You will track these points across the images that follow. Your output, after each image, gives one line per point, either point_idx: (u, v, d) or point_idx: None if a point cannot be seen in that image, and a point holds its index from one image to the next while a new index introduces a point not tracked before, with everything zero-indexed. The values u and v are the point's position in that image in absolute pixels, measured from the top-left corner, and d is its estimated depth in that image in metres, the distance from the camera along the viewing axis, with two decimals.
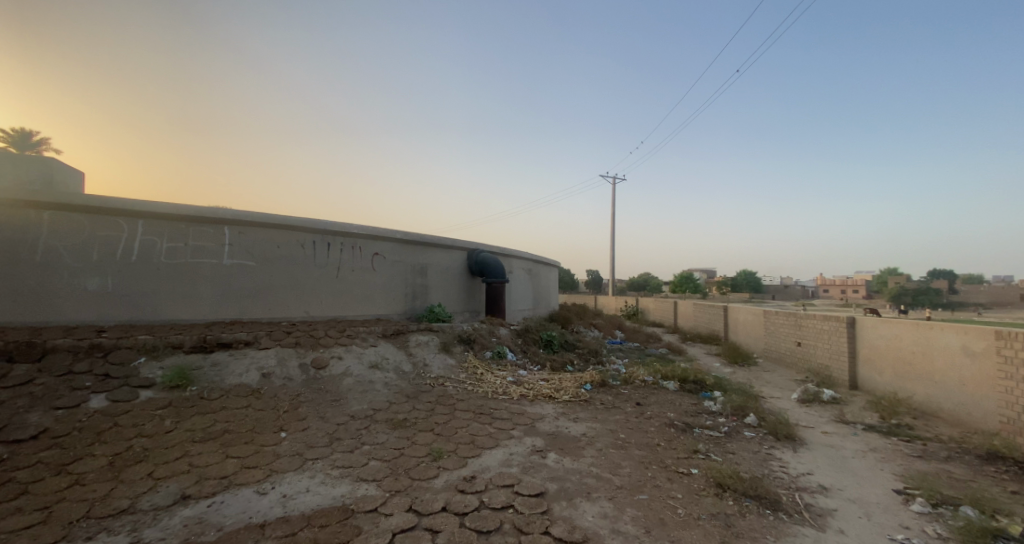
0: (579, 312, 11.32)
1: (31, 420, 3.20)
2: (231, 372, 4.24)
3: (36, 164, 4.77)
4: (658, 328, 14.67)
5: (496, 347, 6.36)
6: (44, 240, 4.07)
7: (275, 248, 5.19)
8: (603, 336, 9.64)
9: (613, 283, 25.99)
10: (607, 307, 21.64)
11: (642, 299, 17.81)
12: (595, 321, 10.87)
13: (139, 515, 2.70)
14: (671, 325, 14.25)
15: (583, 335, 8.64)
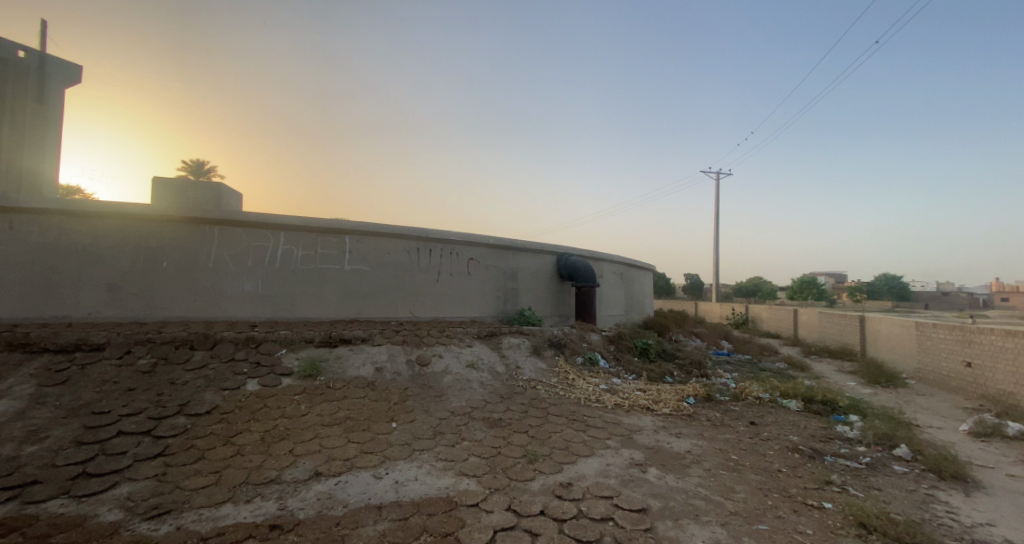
0: (678, 319, 10.63)
1: (207, 397, 3.92)
2: (351, 365, 4.76)
3: (210, 189, 5.64)
4: (774, 339, 13.15)
5: (588, 352, 6.26)
6: (215, 250, 4.98)
7: (386, 255, 5.71)
8: (706, 347, 8.88)
9: (715, 288, 23.88)
10: (710, 315, 20.03)
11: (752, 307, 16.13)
12: (697, 330, 10.07)
13: (283, 486, 3.15)
14: (790, 336, 12.65)
15: (683, 344, 8.07)
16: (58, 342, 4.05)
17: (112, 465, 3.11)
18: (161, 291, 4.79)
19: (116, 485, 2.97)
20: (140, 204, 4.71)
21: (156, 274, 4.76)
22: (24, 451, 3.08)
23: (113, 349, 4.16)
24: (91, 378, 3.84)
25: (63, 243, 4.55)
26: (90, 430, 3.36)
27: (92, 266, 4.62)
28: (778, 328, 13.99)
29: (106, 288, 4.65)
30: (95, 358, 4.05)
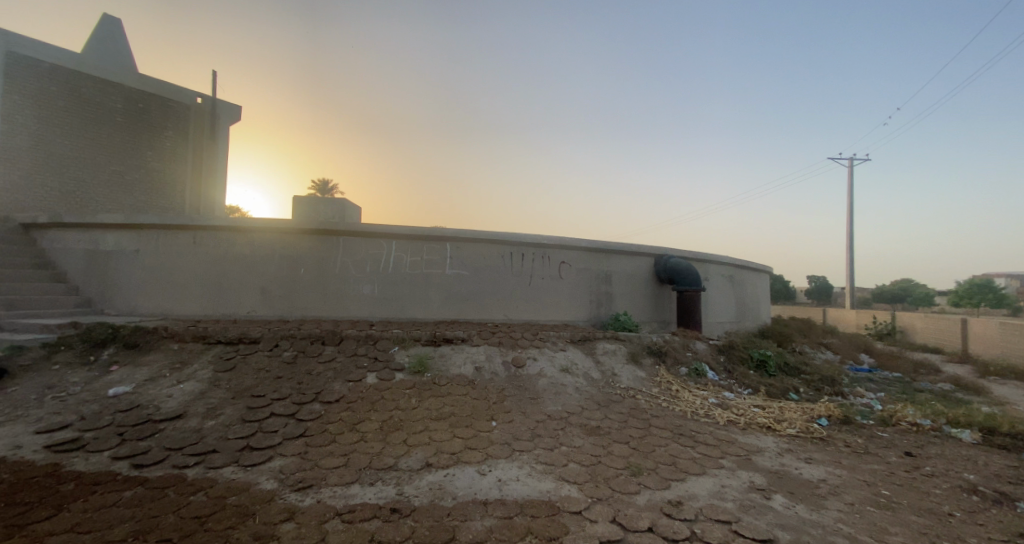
0: (801, 328, 9.39)
1: (336, 387, 4.45)
2: (453, 364, 5.03)
3: (336, 204, 6.39)
4: (934, 354, 10.87)
5: (693, 362, 5.83)
6: (340, 258, 5.65)
7: (482, 259, 5.94)
8: (840, 361, 7.68)
9: (847, 293, 20.52)
10: (841, 323, 17.31)
11: (900, 316, 13.56)
12: (827, 342, 8.77)
13: (400, 473, 3.44)
14: (957, 352, 10.35)
15: (809, 357, 7.09)
16: (227, 335, 4.92)
17: (267, 441, 3.68)
18: (299, 293, 5.57)
19: (271, 458, 3.51)
20: (283, 219, 5.53)
21: (295, 279, 5.56)
22: (207, 424, 3.80)
23: (265, 342, 4.94)
24: (250, 366, 4.60)
25: (229, 254, 5.55)
26: (251, 410, 4.02)
27: (249, 272, 5.55)
28: (941, 342, 11.51)
29: (260, 291, 5.54)
30: (252, 349, 4.85)
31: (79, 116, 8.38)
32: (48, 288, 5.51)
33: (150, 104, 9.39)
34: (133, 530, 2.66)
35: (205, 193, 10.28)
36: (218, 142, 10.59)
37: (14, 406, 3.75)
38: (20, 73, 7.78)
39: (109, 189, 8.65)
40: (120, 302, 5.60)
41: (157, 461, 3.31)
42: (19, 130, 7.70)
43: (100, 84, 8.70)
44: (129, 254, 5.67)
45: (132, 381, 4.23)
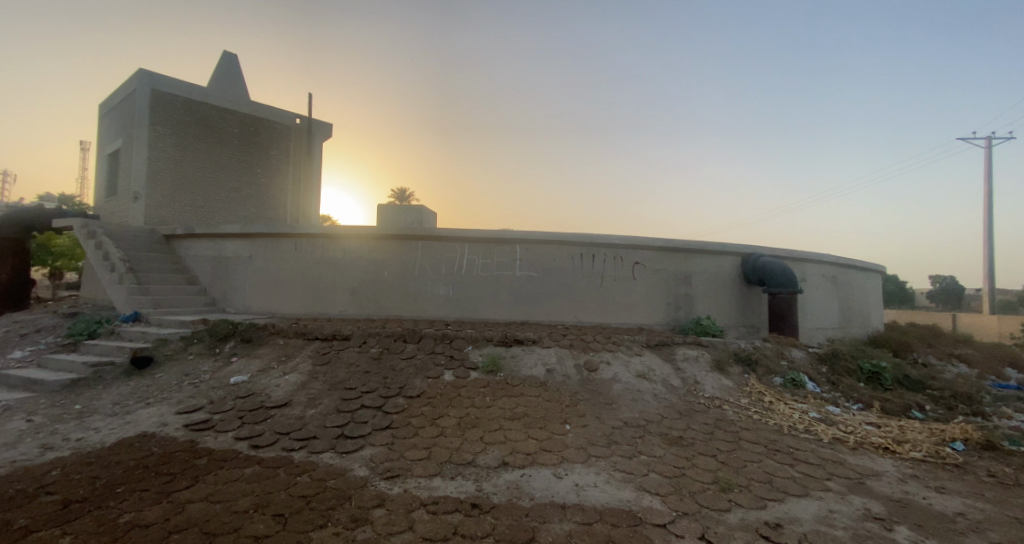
0: (923, 337, 8.12)
1: (416, 383, 4.70)
2: (525, 365, 5.07)
3: (414, 210, 6.75)
4: None
5: (789, 373, 5.32)
6: (418, 261, 5.96)
7: (553, 261, 5.93)
8: (978, 375, 6.53)
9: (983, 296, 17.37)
10: (976, 331, 14.67)
11: None
12: (959, 353, 7.49)
13: (479, 470, 3.53)
14: None
15: (936, 370, 6.11)
16: (322, 332, 5.41)
17: (358, 431, 3.98)
18: (383, 294, 5.97)
19: (363, 447, 3.79)
20: (368, 226, 5.98)
21: (378, 281, 5.98)
22: (308, 412, 4.20)
23: (355, 339, 5.36)
24: (343, 361, 5.02)
25: (323, 258, 6.11)
26: (344, 401, 4.37)
27: (339, 275, 6.06)
28: None
29: (349, 292, 6.03)
30: (344, 345, 5.29)
31: (205, 142, 9.41)
32: (184, 290, 6.47)
33: (259, 127, 10.29)
34: (253, 503, 3.01)
35: (302, 205, 11.09)
36: (313, 157, 11.31)
37: (162, 389, 4.45)
38: (162, 106, 8.83)
39: (228, 205, 9.72)
40: (238, 301, 6.42)
41: (269, 444, 3.73)
42: (160, 155, 8.76)
43: (221, 111, 9.69)
44: (244, 260, 6.48)
45: (248, 370, 4.81)
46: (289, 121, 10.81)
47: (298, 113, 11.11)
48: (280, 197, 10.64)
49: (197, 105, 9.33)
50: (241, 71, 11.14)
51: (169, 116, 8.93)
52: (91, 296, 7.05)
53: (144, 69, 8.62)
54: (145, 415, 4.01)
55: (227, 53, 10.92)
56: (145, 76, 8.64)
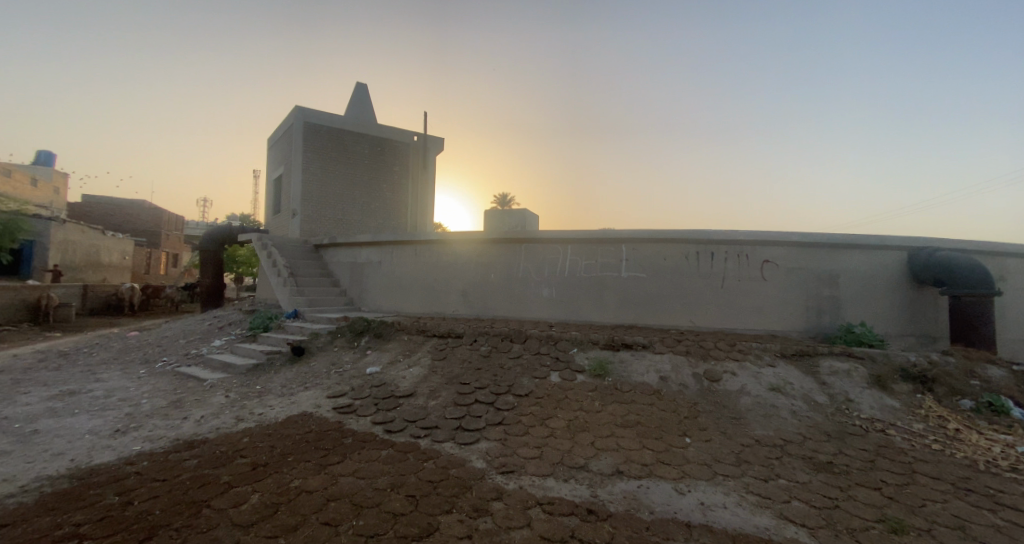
0: None
1: (525, 382, 4.79)
2: (636, 370, 4.85)
3: (520, 214, 6.94)
4: None
5: (985, 396, 4.26)
6: (523, 264, 6.11)
7: (663, 261, 5.59)
8: None
9: None
10: None
11: None
12: None
13: (593, 475, 3.46)
14: None
15: None
16: (439, 330, 5.87)
17: (474, 424, 4.20)
18: (492, 295, 6.26)
19: (479, 440, 3.98)
20: (477, 231, 6.33)
21: (487, 283, 6.28)
22: (430, 403, 4.57)
23: (467, 337, 5.70)
24: (457, 358, 5.36)
25: (438, 262, 6.64)
26: (460, 395, 4.66)
27: (452, 278, 6.52)
28: None
29: (461, 293, 6.46)
30: (458, 343, 5.65)
31: (342, 163, 10.88)
32: (329, 291, 7.56)
33: (384, 146, 11.55)
34: (390, 482, 3.36)
35: (417, 214, 12.15)
36: (427, 169, 12.36)
37: (315, 375, 5.24)
38: (311, 135, 10.45)
39: (361, 216, 11.07)
40: (369, 301, 7.32)
41: (399, 430, 4.14)
42: (309, 176, 10.36)
43: (354, 136, 11.11)
44: (374, 264, 7.36)
45: (380, 362, 5.42)
46: (407, 138, 12.00)
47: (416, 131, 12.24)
48: (401, 207, 11.76)
49: (337, 132, 10.83)
50: (369, 99, 12.64)
51: (317, 143, 10.54)
52: (263, 296, 8.64)
53: (299, 106, 10.30)
54: (304, 397, 4.76)
55: (358, 85, 12.52)
56: (300, 112, 10.32)
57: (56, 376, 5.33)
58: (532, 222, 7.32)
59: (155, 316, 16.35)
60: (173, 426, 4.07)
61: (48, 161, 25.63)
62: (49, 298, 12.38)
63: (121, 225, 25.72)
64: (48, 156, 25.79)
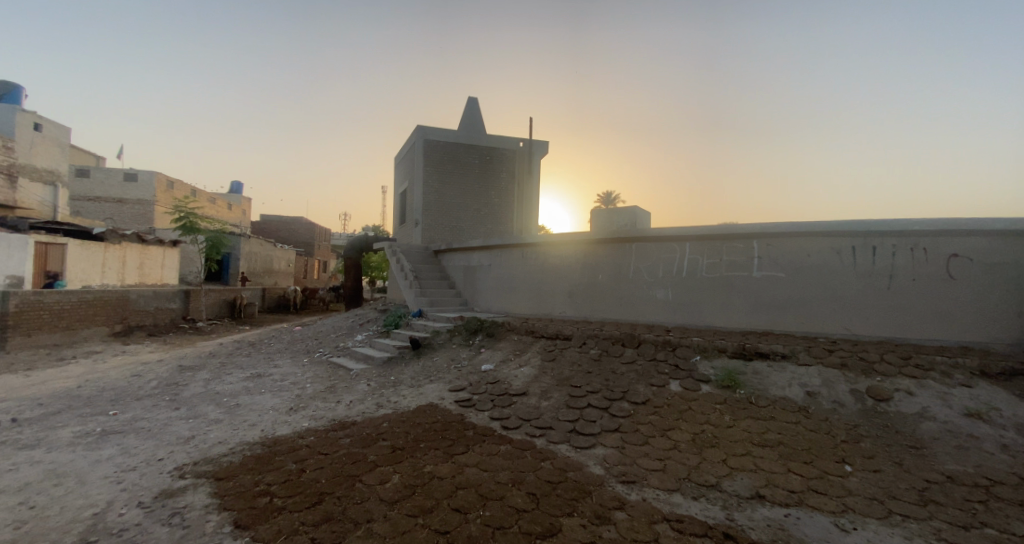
0: None
1: (641, 389, 4.57)
2: (774, 383, 4.29)
3: (631, 212, 6.65)
4: None
5: None
6: (635, 264, 5.85)
7: (806, 258, 4.86)
8: None
9: None
10: None
11: None
12: None
13: (727, 497, 3.13)
14: None
15: None
16: (548, 331, 5.94)
17: (589, 428, 4.12)
18: (601, 297, 6.13)
19: (595, 445, 3.89)
20: (584, 232, 6.27)
21: (596, 284, 6.17)
22: (544, 404, 4.61)
23: (576, 340, 5.66)
24: (567, 359, 5.35)
25: (546, 264, 6.73)
26: (572, 398, 4.62)
27: (560, 280, 6.55)
28: None
29: (567, 295, 6.46)
30: (567, 344, 5.64)
31: (455, 173, 11.69)
32: (446, 292, 8.19)
33: (492, 155, 12.09)
34: (511, 478, 3.47)
35: (523, 218, 12.44)
36: (533, 174, 12.55)
37: (438, 369, 5.69)
38: (429, 151, 11.46)
39: (471, 223, 11.75)
40: (482, 302, 7.74)
41: (515, 427, 4.26)
42: (427, 188, 11.37)
43: (466, 147, 11.85)
44: (485, 267, 7.77)
45: (494, 360, 5.67)
46: (514, 145, 12.37)
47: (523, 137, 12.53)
48: (508, 212, 12.15)
49: (451, 145, 11.70)
50: (480, 111, 13.35)
51: (433, 158, 11.53)
52: (393, 297, 9.71)
53: (419, 125, 11.39)
54: (429, 389, 5.21)
55: (470, 100, 13.34)
56: (420, 130, 11.41)
57: (249, 360, 6.68)
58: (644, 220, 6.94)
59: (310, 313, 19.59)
60: (330, 407, 4.77)
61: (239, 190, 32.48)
62: (241, 297, 15.62)
63: (284, 238, 31.37)
64: (239, 186, 32.72)
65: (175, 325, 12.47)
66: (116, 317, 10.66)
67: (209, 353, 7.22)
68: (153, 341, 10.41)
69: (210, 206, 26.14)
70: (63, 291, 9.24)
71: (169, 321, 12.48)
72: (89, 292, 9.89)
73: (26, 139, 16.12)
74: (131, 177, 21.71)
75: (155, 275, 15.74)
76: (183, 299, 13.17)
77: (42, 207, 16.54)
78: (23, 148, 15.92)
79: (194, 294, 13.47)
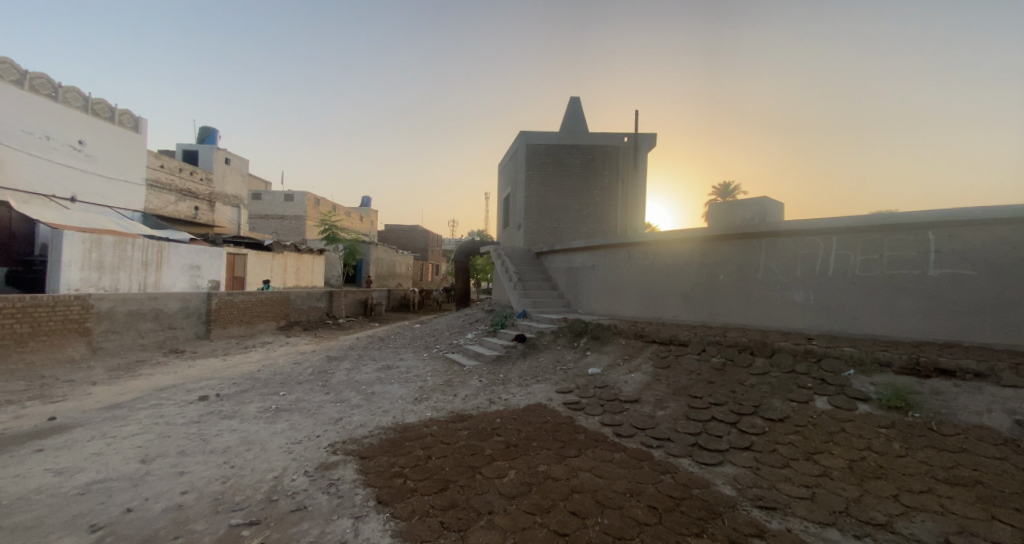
0: None
1: (777, 405, 4.04)
2: (965, 408, 3.44)
3: (757, 204, 5.95)
4: None
5: None
6: (764, 262, 5.24)
7: (1010, 251, 3.78)
8: None
9: None
10: None
11: None
12: None
13: (902, 540, 2.58)
14: None
15: None
16: (660, 336, 5.61)
17: (714, 444, 3.76)
18: (723, 300, 5.62)
19: (723, 463, 3.53)
20: (700, 229, 5.81)
21: (717, 285, 5.67)
22: (659, 413, 4.35)
23: (693, 346, 5.25)
24: (683, 367, 4.98)
25: (658, 264, 6.40)
26: (692, 409, 4.28)
27: (674, 281, 6.17)
28: None
29: (682, 297, 6.07)
30: (683, 351, 5.27)
31: (557, 175, 11.76)
32: (551, 293, 8.29)
33: (595, 153, 11.84)
34: (629, 488, 3.31)
35: (631, 216, 11.80)
36: (639, 168, 11.84)
37: (545, 370, 5.75)
38: (531, 155, 11.77)
39: (573, 224, 11.68)
40: (587, 305, 7.66)
41: (629, 435, 4.08)
42: (530, 191, 11.68)
43: (567, 148, 11.82)
44: (590, 268, 7.68)
45: (601, 364, 5.53)
46: (618, 142, 11.91)
47: (627, 132, 12.00)
48: (612, 211, 11.76)
49: (553, 148, 11.81)
50: (583, 110, 13.20)
51: (536, 162, 11.78)
52: (498, 297, 10.11)
53: (522, 132, 11.74)
54: (538, 389, 5.28)
55: (573, 100, 13.28)
56: (522, 136, 11.79)
57: (381, 353, 7.54)
58: (775, 212, 6.12)
59: (425, 312, 21.41)
60: (448, 400, 5.14)
61: (367, 204, 36.96)
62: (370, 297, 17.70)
63: (402, 245, 34.86)
64: (367, 200, 37.30)
65: (322, 321, 14.66)
66: (282, 314, 12.93)
67: (349, 346, 8.34)
68: (307, 335, 12.37)
69: (346, 219, 30.24)
70: (247, 293, 11.48)
71: (319, 318, 14.71)
72: (263, 293, 12.15)
73: (221, 172, 20.46)
74: (288, 198, 26.14)
75: (307, 279, 18.70)
76: (328, 299, 15.36)
77: (230, 225, 20.83)
78: (219, 180, 20.21)
79: (336, 294, 15.66)
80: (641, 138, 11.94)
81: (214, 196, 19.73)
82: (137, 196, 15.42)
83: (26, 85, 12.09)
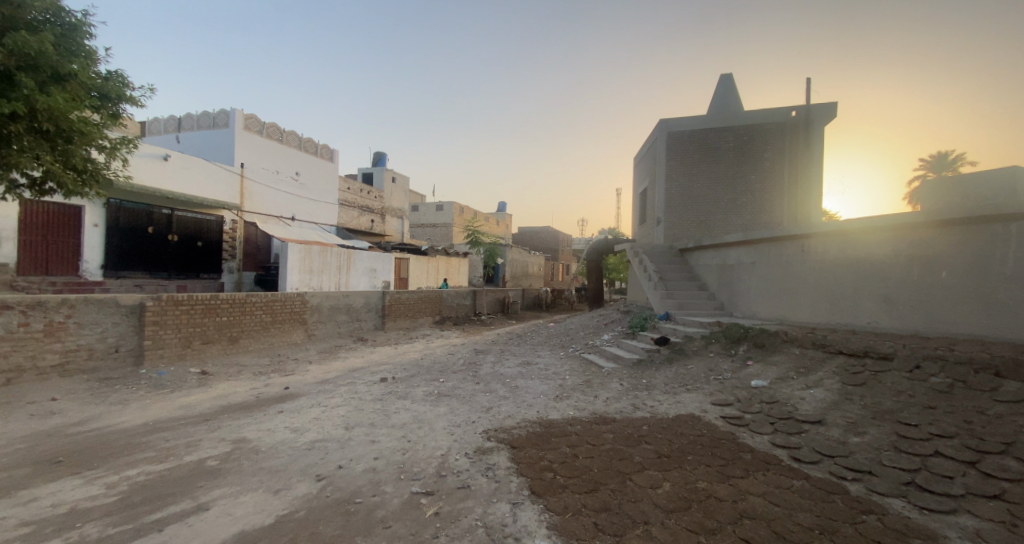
0: None
1: None
2: None
3: (1003, 178, 4.53)
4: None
5: None
6: (1014, 253, 3.88)
7: None
8: None
9: None
10: None
11: None
12: None
13: None
14: None
15: None
16: (850, 346, 4.68)
17: (942, 487, 2.93)
18: (947, 304, 4.39)
19: (956, 512, 2.73)
20: (903, 214, 4.67)
21: (936, 285, 4.47)
22: (853, 439, 3.60)
23: (900, 361, 4.24)
24: (887, 387, 4.05)
25: (843, 260, 5.37)
26: (905, 440, 3.42)
27: (869, 280, 5.09)
28: None
29: (881, 300, 4.95)
30: (884, 367, 4.29)
31: (704, 162, 10.75)
32: (699, 295, 7.63)
33: (750, 133, 10.46)
34: (815, 523, 2.79)
35: (800, 201, 10.06)
36: (811, 145, 10.08)
37: (695, 378, 5.30)
38: (673, 144, 11.04)
39: (724, 215, 10.50)
40: (748, 308, 6.82)
41: (812, 462, 3.47)
42: (672, 183, 10.98)
43: (717, 131, 10.70)
44: (749, 266, 6.85)
45: (767, 376, 4.85)
46: (783, 116, 10.36)
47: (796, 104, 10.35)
48: (776, 196, 10.20)
49: (699, 133, 10.84)
50: (736, 87, 11.81)
51: (679, 150, 10.99)
52: (636, 297, 9.70)
53: (663, 120, 11.09)
54: (687, 398, 4.90)
55: (723, 77, 11.98)
56: (663, 125, 11.14)
57: (521, 349, 7.94)
58: None
59: (558, 312, 21.73)
60: (590, 400, 5.12)
61: (503, 209, 39.37)
62: (507, 296, 18.72)
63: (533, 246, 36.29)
64: (502, 206, 39.76)
65: (468, 318, 16.09)
66: (436, 310, 14.58)
67: (494, 341, 9.00)
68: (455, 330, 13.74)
69: (485, 224, 32.81)
70: (411, 291, 13.25)
71: (465, 314, 16.19)
72: (423, 291, 13.87)
73: (388, 189, 24.11)
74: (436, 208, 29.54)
75: (455, 279, 20.72)
76: (472, 297, 16.77)
77: (397, 234, 24.36)
78: (388, 195, 23.82)
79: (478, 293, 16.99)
80: (813, 109, 10.15)
81: (385, 210, 23.31)
82: (331, 213, 19.11)
83: (265, 133, 15.96)
